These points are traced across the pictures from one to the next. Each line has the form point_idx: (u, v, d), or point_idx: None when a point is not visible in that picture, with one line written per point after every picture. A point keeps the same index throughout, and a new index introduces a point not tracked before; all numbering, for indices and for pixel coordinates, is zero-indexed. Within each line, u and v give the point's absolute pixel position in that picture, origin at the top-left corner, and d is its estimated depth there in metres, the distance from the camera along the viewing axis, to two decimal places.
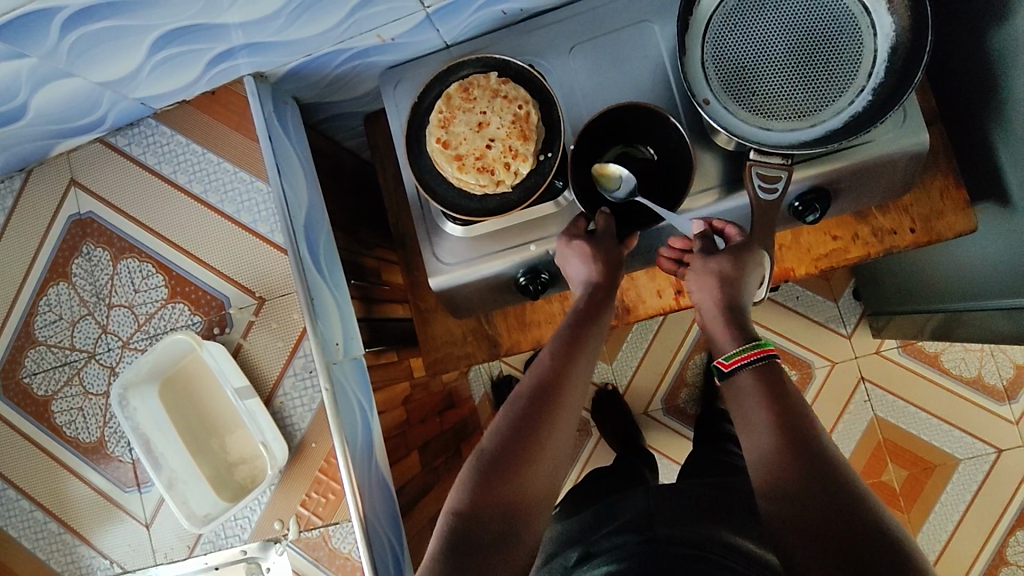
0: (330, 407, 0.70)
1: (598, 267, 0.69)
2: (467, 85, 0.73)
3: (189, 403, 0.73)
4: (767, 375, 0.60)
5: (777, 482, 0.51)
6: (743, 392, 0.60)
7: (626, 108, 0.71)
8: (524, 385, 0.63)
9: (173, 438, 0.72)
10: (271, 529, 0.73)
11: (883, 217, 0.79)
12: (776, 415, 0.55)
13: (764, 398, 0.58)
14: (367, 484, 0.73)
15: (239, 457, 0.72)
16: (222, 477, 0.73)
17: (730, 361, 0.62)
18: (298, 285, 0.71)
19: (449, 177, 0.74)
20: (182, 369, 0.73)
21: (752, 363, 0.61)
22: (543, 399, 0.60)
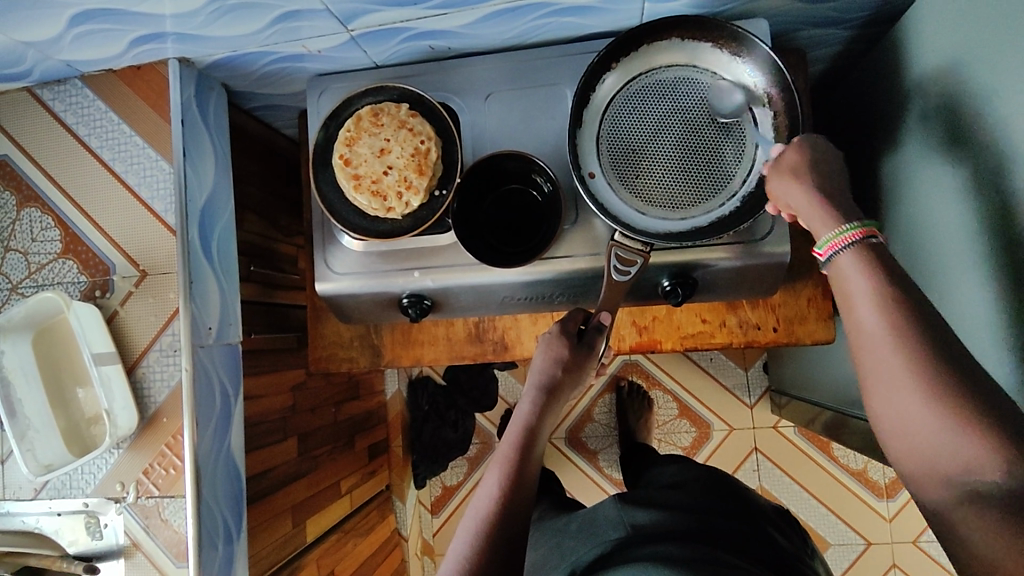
0: (186, 387, 0.74)
1: (562, 367, 0.75)
2: (378, 111, 0.77)
3: (58, 356, 0.76)
4: (874, 255, 0.51)
5: (887, 389, 0.47)
6: (848, 269, 0.51)
7: (493, 159, 0.77)
8: (486, 491, 0.68)
9: (36, 386, 0.74)
10: (112, 489, 0.76)
11: (751, 311, 0.85)
12: (881, 297, 0.48)
13: (869, 280, 0.50)
14: (212, 465, 0.76)
15: (94, 416, 0.76)
16: (72, 432, 0.75)
17: (823, 248, 0.53)
18: (178, 267, 0.75)
19: (346, 194, 0.78)
20: (58, 323, 0.76)
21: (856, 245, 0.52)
22: (496, 522, 0.65)
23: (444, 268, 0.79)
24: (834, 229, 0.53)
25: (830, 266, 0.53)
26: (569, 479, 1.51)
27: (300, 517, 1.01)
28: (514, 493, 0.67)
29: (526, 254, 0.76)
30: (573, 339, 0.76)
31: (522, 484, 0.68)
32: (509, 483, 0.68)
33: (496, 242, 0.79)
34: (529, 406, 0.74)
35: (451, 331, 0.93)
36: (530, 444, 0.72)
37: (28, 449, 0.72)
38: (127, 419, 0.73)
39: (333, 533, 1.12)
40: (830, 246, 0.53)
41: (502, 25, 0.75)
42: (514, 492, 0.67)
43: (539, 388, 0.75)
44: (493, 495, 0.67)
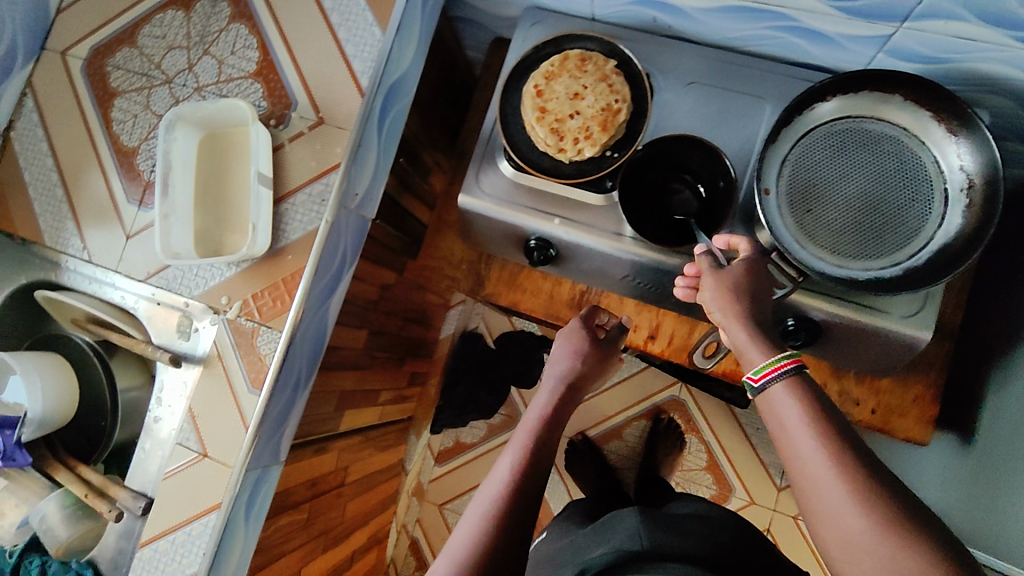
0: (320, 236, 0.77)
1: (587, 353, 0.80)
2: (586, 57, 0.78)
3: (216, 161, 0.79)
4: (806, 384, 0.53)
5: (840, 534, 0.48)
6: (780, 404, 0.53)
7: (676, 140, 0.77)
8: (500, 468, 0.67)
9: (189, 180, 0.78)
10: (216, 301, 0.78)
11: (856, 386, 0.83)
12: (821, 448, 0.50)
13: (805, 427, 0.51)
14: (311, 315, 0.78)
15: (225, 225, 0.78)
16: (204, 237, 0.78)
17: (757, 375, 0.55)
18: (354, 128, 0.79)
19: (526, 123, 0.79)
20: (229, 134, 0.79)
21: (783, 374, 0.54)
22: (525, 477, 0.66)
23: (585, 225, 0.80)
24: (763, 359, 0.55)
25: (760, 392, 0.55)
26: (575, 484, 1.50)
27: (342, 404, 1.03)
28: (541, 457, 0.68)
29: (674, 239, 0.77)
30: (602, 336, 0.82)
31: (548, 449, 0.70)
32: (536, 443, 0.69)
33: (648, 215, 0.78)
34: (556, 380, 0.77)
35: (557, 290, 0.94)
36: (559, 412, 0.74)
37: (165, 232, 0.76)
38: (262, 243, 0.76)
39: (358, 434, 1.14)
40: (759, 376, 0.55)
41: (733, 22, 0.77)
42: (541, 455, 0.69)
43: (567, 368, 0.78)
44: (520, 451, 0.69)
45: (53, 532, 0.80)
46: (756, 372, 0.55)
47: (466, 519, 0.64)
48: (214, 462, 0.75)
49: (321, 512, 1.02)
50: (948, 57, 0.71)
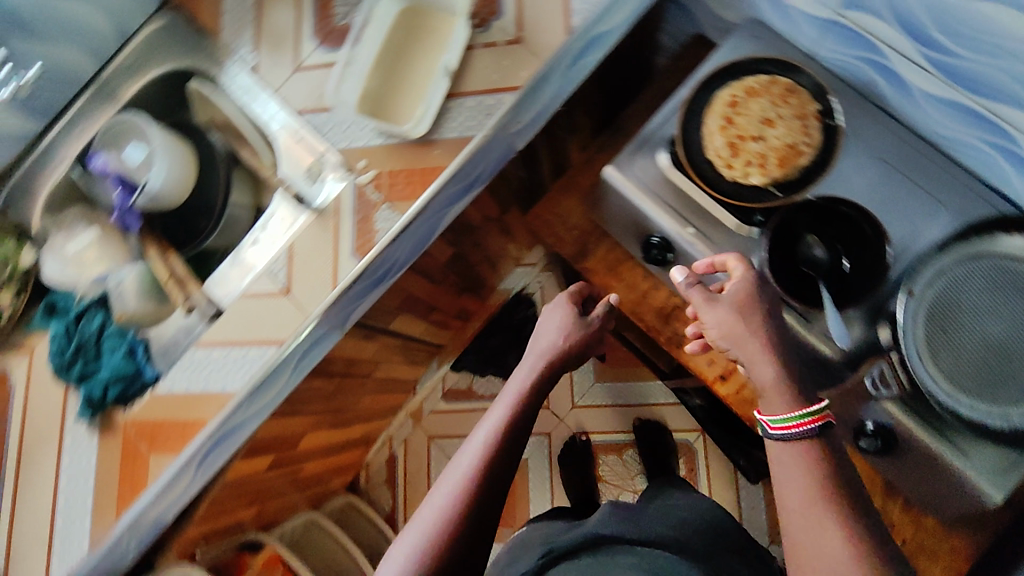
0: (473, 144, 0.77)
1: (573, 326, 0.87)
2: (793, 90, 0.77)
3: (408, 35, 0.83)
4: (819, 445, 0.58)
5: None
6: (793, 463, 0.58)
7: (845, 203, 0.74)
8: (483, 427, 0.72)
9: (380, 41, 0.82)
10: (353, 162, 0.80)
11: (897, 511, 0.82)
12: (833, 519, 0.54)
13: (816, 495, 0.56)
14: (429, 214, 0.77)
15: (393, 96, 0.82)
16: (371, 96, 0.82)
17: (777, 424, 0.59)
18: (545, 63, 0.78)
19: (705, 127, 0.78)
20: (430, 16, 0.83)
21: (804, 430, 0.58)
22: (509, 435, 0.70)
23: (720, 246, 0.77)
24: (785, 410, 0.59)
25: (778, 441, 0.59)
26: (557, 484, 1.47)
27: (404, 306, 1.05)
28: (526, 417, 0.73)
29: (801, 298, 0.72)
30: (591, 317, 0.88)
31: (533, 410, 0.75)
32: (517, 409, 0.73)
33: (784, 262, 0.73)
34: (540, 354, 0.83)
35: (653, 292, 0.91)
36: (546, 381, 0.80)
37: (342, 77, 0.81)
38: (422, 131, 0.78)
39: (400, 338, 1.16)
40: (782, 425, 0.59)
41: (955, 123, 0.72)
42: (527, 418, 0.74)
43: (556, 344, 0.84)
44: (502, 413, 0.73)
45: (124, 299, 0.83)
46: (778, 421, 0.59)
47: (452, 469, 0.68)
48: (292, 302, 0.78)
49: (341, 392, 1.04)
50: None
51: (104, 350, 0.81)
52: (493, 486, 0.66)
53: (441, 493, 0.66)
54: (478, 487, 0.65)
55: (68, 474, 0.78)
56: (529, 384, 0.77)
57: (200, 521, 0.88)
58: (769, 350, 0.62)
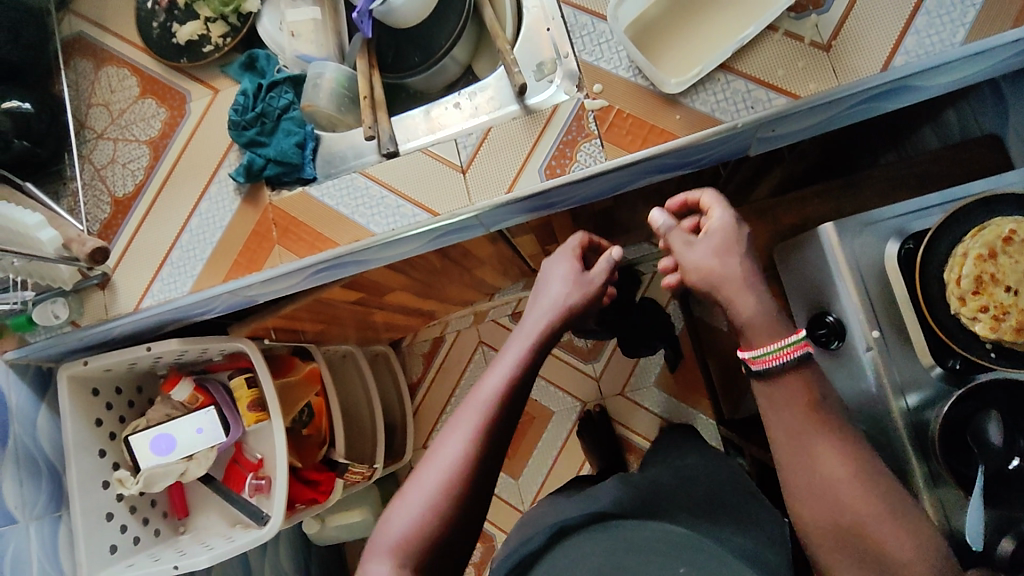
0: (715, 129, 0.69)
1: (577, 280, 0.72)
2: None
3: None
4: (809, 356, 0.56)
5: (824, 506, 0.54)
6: (782, 394, 0.57)
7: None
8: (466, 407, 0.61)
9: None
10: (587, 81, 0.73)
11: None
12: (824, 441, 0.55)
13: (805, 416, 0.55)
14: (634, 171, 0.73)
15: (665, 44, 0.74)
16: (645, 31, 0.74)
17: (758, 360, 0.57)
18: (839, 89, 0.67)
19: (958, 246, 0.67)
20: None
21: (791, 359, 0.56)
22: (490, 427, 0.60)
23: (889, 361, 0.70)
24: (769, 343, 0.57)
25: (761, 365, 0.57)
26: (565, 449, 1.47)
27: (540, 230, 1.01)
28: (509, 414, 0.61)
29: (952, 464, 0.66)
30: (597, 278, 0.73)
31: (518, 399, 0.63)
32: (505, 391, 0.62)
33: (964, 424, 0.66)
34: (539, 314, 0.69)
35: None
36: (537, 359, 0.66)
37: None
38: (679, 91, 0.70)
39: (515, 252, 1.14)
40: (764, 362, 0.56)
41: None
42: (511, 411, 0.62)
43: (557, 305, 0.70)
44: (488, 392, 0.62)
45: (317, 92, 0.83)
46: (759, 359, 0.57)
47: (440, 448, 0.60)
48: (464, 185, 0.76)
49: (439, 272, 1.04)
50: None
51: (280, 128, 0.82)
52: (463, 514, 0.58)
53: (415, 501, 0.57)
54: (453, 494, 0.57)
55: (201, 217, 0.83)
56: (522, 363, 0.64)
57: (278, 316, 0.93)
58: (746, 286, 0.59)
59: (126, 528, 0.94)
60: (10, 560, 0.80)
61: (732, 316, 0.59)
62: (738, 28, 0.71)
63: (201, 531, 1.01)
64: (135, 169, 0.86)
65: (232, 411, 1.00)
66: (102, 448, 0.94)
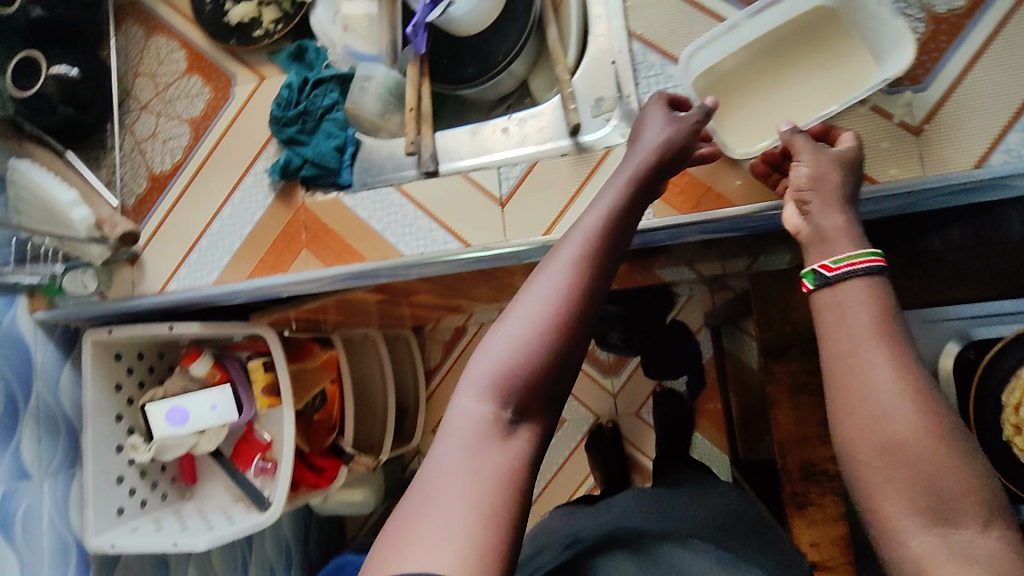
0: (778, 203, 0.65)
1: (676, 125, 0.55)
2: None
3: (804, 39, 0.66)
4: (881, 288, 0.45)
5: (865, 411, 0.42)
6: (844, 304, 0.45)
7: None
8: (530, 287, 0.47)
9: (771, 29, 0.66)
10: None
11: None
12: (875, 338, 0.43)
13: (870, 324, 0.44)
14: (682, 231, 0.68)
15: (740, 101, 0.67)
16: (718, 82, 0.67)
17: (836, 263, 0.47)
18: (926, 178, 0.60)
19: None
20: (842, 33, 0.65)
21: (869, 271, 0.46)
22: (570, 283, 0.46)
23: None
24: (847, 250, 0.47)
25: (825, 286, 0.47)
26: (571, 460, 1.45)
27: None
28: (616, 249, 0.48)
29: None
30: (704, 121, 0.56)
31: (625, 236, 0.49)
32: (595, 237, 0.47)
33: None
34: (631, 156, 0.53)
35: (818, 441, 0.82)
36: (654, 172, 0.52)
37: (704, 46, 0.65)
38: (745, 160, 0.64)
39: None
40: (838, 269, 0.47)
41: None
42: (622, 229, 0.49)
43: (652, 144, 0.54)
44: (569, 253, 0.47)
45: (364, 95, 0.80)
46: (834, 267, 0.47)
47: (492, 348, 0.46)
48: (501, 219, 0.72)
49: (469, 281, 1.00)
50: None
51: (320, 129, 0.80)
52: (563, 358, 0.45)
53: (497, 351, 0.45)
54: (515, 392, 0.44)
55: (233, 208, 0.82)
56: (618, 212, 0.49)
57: (301, 309, 0.92)
58: (839, 203, 0.51)
59: (134, 491, 0.97)
60: (23, 514, 0.83)
61: (811, 224, 0.51)
62: (817, 101, 0.65)
63: (205, 501, 1.04)
64: (175, 147, 0.85)
65: (246, 391, 1.02)
66: (119, 413, 0.96)
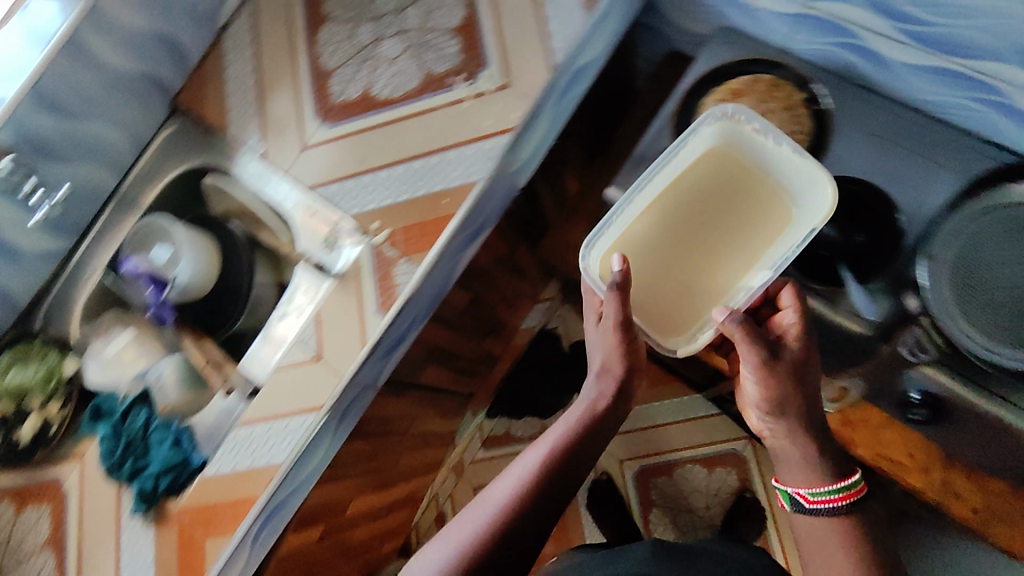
0: (479, 189, 0.79)
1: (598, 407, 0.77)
2: (776, 85, 0.83)
3: (724, 197, 0.78)
4: (852, 520, 0.69)
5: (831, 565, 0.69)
6: (823, 532, 0.71)
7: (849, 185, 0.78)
8: (473, 515, 0.70)
9: (684, 167, 0.79)
10: (368, 225, 0.82)
11: (965, 482, 0.79)
12: (825, 515, 0.70)
13: (831, 528, 0.70)
14: (448, 261, 0.79)
15: (663, 276, 0.78)
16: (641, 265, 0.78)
17: (813, 499, 0.70)
18: (538, 101, 0.81)
19: None
20: (777, 202, 0.77)
21: (841, 505, 0.69)
22: (496, 537, 0.67)
23: None
24: (824, 486, 0.70)
25: (817, 513, 0.71)
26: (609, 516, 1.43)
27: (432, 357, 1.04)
28: (543, 495, 0.70)
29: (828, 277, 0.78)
30: (635, 336, 0.75)
31: (553, 487, 0.71)
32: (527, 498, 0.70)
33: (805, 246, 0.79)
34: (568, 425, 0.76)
35: None
36: (582, 437, 0.75)
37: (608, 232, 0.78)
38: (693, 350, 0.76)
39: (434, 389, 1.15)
40: (822, 497, 0.70)
41: (933, 83, 0.76)
42: (565, 463, 0.73)
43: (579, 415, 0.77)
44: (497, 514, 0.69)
45: (166, 391, 0.92)
46: (819, 495, 0.70)
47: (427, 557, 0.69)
48: (328, 368, 0.79)
49: (383, 450, 1.03)
50: None
51: (153, 442, 0.86)
52: None
53: (468, 528, 0.69)
54: None
55: (132, 570, 0.79)
56: (548, 468, 0.72)
57: None
58: (800, 422, 0.69)
59: None
60: None
61: (778, 439, 0.72)
62: (750, 253, 0.76)
63: None
64: None
65: None
66: None
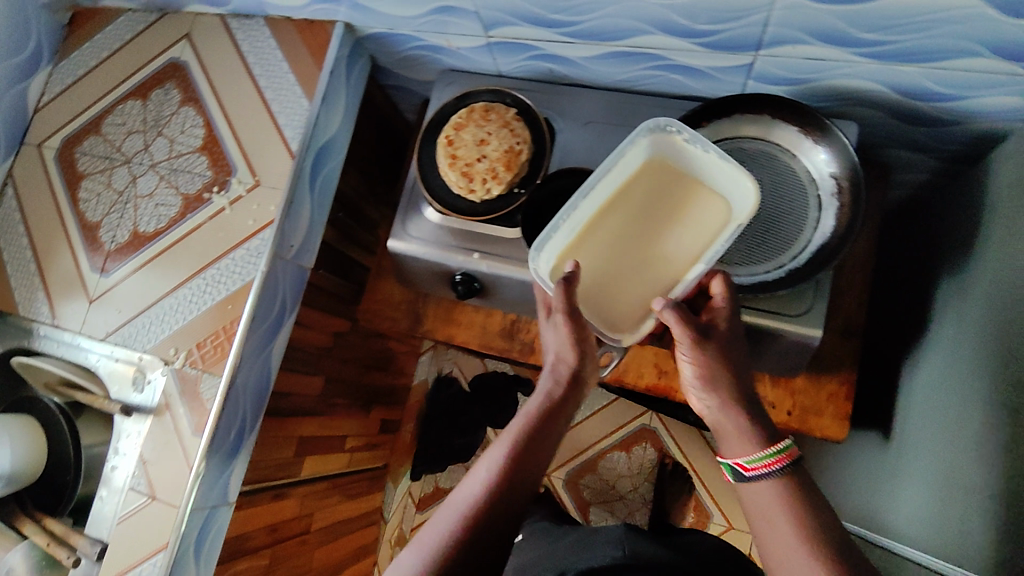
0: (256, 287, 0.85)
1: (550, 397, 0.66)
2: (489, 108, 0.86)
3: (662, 192, 0.72)
4: (801, 483, 0.59)
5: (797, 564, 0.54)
6: (763, 502, 0.60)
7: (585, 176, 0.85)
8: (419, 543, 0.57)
9: (631, 171, 0.73)
10: (165, 352, 0.86)
11: (770, 389, 0.88)
12: (769, 493, 0.59)
13: (778, 504, 0.58)
14: (251, 359, 0.85)
15: (607, 278, 0.71)
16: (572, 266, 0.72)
17: (750, 466, 0.61)
18: (286, 188, 0.88)
19: (448, 181, 0.86)
20: (687, 169, 0.73)
21: (778, 468, 0.59)
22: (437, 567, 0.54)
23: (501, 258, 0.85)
24: (756, 451, 0.61)
25: (752, 482, 0.60)
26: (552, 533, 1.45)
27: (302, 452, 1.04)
28: (498, 508, 0.59)
29: None
30: (585, 331, 0.68)
31: (508, 492, 0.59)
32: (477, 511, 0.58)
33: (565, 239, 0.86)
34: (525, 419, 0.65)
35: (488, 320, 1.01)
36: (540, 431, 0.64)
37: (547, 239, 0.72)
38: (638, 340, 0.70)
39: (324, 481, 1.15)
40: (755, 465, 0.60)
41: (613, 66, 0.85)
42: (526, 462, 0.62)
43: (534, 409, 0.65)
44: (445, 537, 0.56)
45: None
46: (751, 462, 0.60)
47: None
48: (163, 504, 0.82)
49: (282, 558, 1.03)
50: (807, 78, 0.78)
51: None
52: None
53: (423, 545, 0.57)
54: None
55: None
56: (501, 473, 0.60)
57: None
58: (739, 402, 0.63)
59: None
60: None
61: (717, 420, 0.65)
62: (691, 243, 0.70)
63: None
64: None
65: None
66: None
